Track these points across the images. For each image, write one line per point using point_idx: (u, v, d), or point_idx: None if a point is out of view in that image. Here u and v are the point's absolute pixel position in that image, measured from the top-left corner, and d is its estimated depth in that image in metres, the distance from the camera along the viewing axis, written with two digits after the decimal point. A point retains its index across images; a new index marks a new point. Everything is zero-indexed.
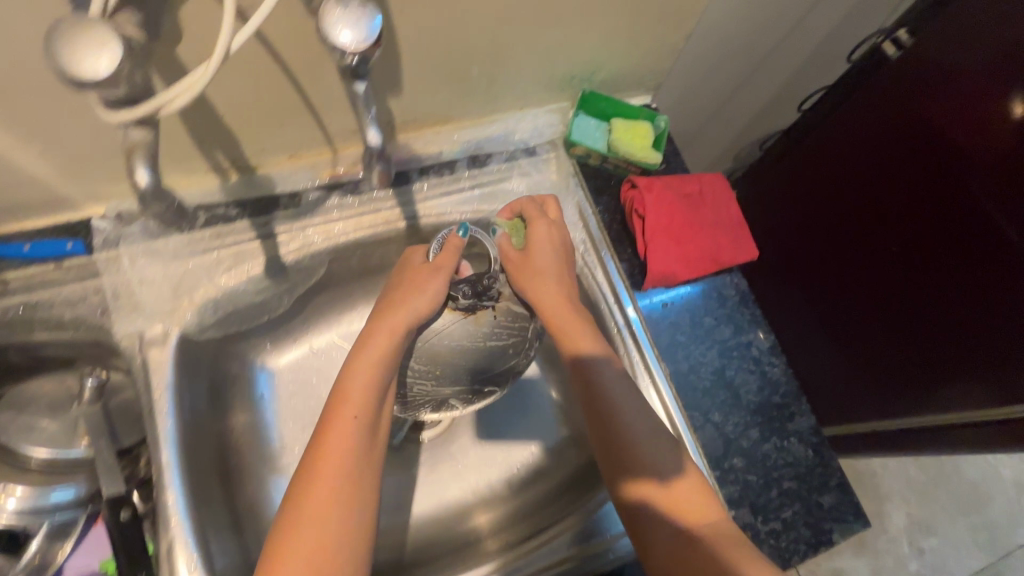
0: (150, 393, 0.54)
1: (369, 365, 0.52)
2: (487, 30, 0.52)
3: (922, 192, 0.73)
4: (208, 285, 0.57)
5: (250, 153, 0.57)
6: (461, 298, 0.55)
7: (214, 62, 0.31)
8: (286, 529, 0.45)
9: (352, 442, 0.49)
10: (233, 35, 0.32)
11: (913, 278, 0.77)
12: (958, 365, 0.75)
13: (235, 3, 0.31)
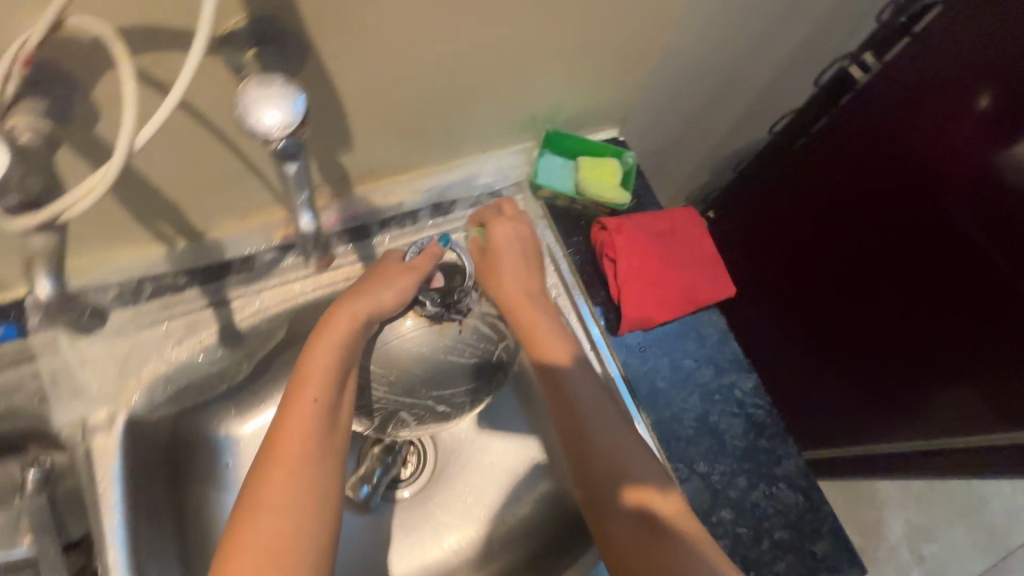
0: (95, 487, 0.50)
1: (329, 351, 0.48)
2: (436, 81, 0.49)
3: (909, 210, 0.71)
4: (156, 361, 0.54)
5: (197, 220, 0.54)
6: (428, 304, 0.51)
7: (114, 168, 0.28)
8: (242, 518, 0.43)
9: (311, 429, 0.46)
10: (136, 133, 0.29)
11: (901, 297, 0.74)
12: (941, 379, 0.73)
13: (135, 94, 0.28)
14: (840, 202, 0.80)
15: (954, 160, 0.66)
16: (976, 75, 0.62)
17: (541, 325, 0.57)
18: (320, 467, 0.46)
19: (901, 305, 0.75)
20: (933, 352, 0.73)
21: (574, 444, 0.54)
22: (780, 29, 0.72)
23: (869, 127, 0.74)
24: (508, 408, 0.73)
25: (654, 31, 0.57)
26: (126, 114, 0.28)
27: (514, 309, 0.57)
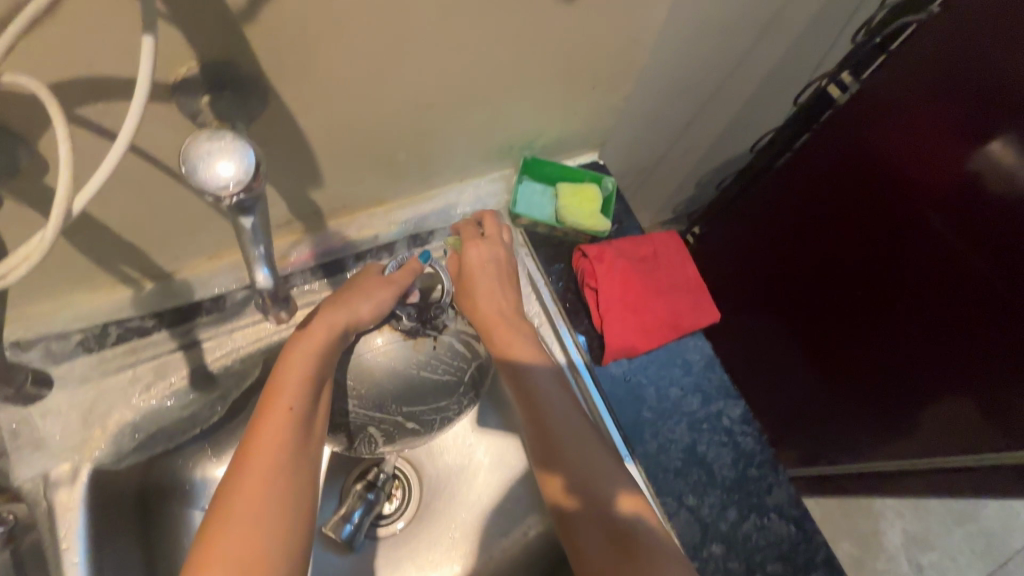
0: (56, 544, 0.47)
1: (305, 360, 0.49)
2: (405, 115, 0.48)
3: (889, 225, 0.72)
4: (124, 408, 0.52)
5: (163, 261, 0.52)
6: (405, 319, 0.53)
7: (50, 231, 0.27)
8: (211, 535, 0.41)
9: (284, 442, 0.46)
10: (75, 194, 0.27)
11: (890, 311, 0.75)
12: (934, 388, 0.73)
13: (72, 154, 0.26)
14: (825, 217, 0.80)
15: (923, 174, 0.66)
16: (949, 89, 0.61)
17: (513, 334, 0.57)
18: (292, 478, 0.45)
19: (891, 318, 0.75)
20: (926, 362, 0.73)
21: (549, 452, 0.52)
22: (756, 49, 0.72)
23: (842, 147, 0.74)
24: (494, 437, 0.71)
25: (628, 58, 0.56)
26: (61, 177, 0.26)
27: (484, 320, 0.58)
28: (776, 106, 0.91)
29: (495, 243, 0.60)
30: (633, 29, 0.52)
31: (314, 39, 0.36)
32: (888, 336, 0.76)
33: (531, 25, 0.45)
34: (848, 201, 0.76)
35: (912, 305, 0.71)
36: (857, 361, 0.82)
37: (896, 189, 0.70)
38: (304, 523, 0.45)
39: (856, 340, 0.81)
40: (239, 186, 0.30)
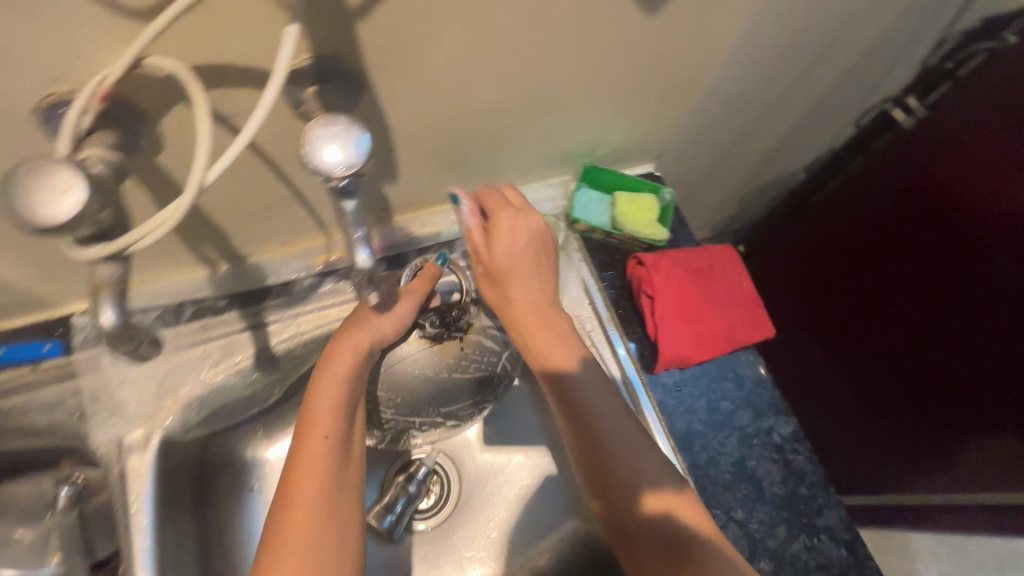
0: (127, 507, 0.50)
1: (336, 384, 0.51)
2: (481, 117, 0.50)
3: (935, 244, 0.70)
4: (193, 382, 0.54)
5: (241, 245, 0.54)
6: (428, 326, 0.57)
7: (186, 198, 0.29)
8: (269, 560, 0.43)
9: (325, 462, 0.48)
10: (208, 166, 0.29)
11: (935, 332, 0.72)
12: (975, 429, 0.71)
13: (209, 127, 0.29)
14: (871, 245, 0.79)
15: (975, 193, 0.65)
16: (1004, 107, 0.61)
17: (548, 336, 0.54)
18: (337, 504, 0.48)
19: (934, 339, 0.72)
20: (963, 397, 0.71)
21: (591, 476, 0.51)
22: (817, 70, 0.72)
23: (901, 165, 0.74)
24: (534, 438, 0.71)
25: (696, 73, 0.57)
26: (199, 151, 0.29)
27: (519, 322, 0.54)
28: (830, 129, 0.90)
29: (524, 217, 0.54)
30: (706, 45, 0.53)
31: (415, 38, 0.38)
32: (924, 371, 0.75)
33: (612, 35, 0.46)
34: (889, 232, 0.76)
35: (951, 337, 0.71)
36: (896, 392, 0.80)
37: (939, 220, 0.70)
38: (353, 548, 0.47)
39: (895, 373, 0.80)
40: (347, 170, 0.32)
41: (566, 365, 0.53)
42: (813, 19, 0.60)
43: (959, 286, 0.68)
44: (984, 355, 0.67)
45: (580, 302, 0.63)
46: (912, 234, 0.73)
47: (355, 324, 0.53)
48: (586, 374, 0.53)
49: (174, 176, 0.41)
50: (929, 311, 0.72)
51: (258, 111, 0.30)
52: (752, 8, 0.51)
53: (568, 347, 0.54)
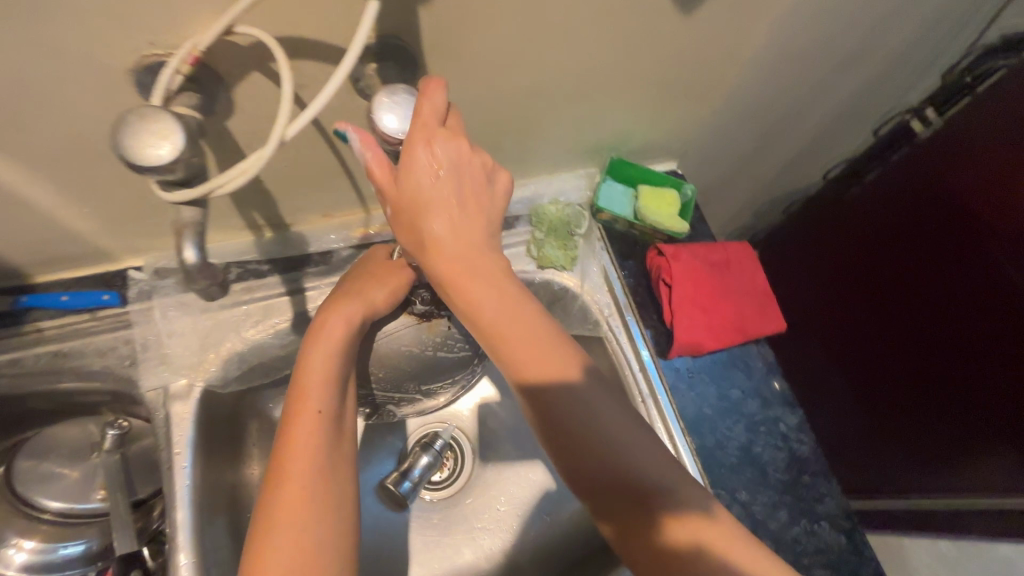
0: (171, 448, 0.53)
1: (326, 356, 0.48)
2: (520, 105, 0.54)
3: (950, 256, 0.72)
4: (234, 339, 0.58)
5: (286, 213, 0.58)
6: (419, 303, 0.59)
7: (270, 147, 0.34)
8: (259, 536, 0.40)
9: (318, 436, 0.44)
10: (289, 121, 0.35)
11: (948, 341, 0.74)
12: (983, 441, 0.72)
13: (291, 90, 0.34)
14: (889, 254, 0.81)
15: (988, 208, 0.67)
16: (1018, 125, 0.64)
17: (483, 284, 0.42)
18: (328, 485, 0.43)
19: (947, 348, 0.74)
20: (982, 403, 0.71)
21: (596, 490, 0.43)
22: (839, 80, 0.74)
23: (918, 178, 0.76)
24: None
25: (723, 73, 0.60)
26: (283, 108, 0.35)
27: (450, 270, 0.42)
28: (849, 140, 0.93)
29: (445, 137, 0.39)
30: (734, 48, 0.56)
31: (470, 25, 0.42)
32: (943, 376, 0.75)
33: (647, 30, 0.49)
34: (908, 240, 0.77)
35: (969, 342, 0.71)
36: (912, 399, 0.80)
37: (958, 227, 0.71)
38: (347, 530, 0.43)
39: (913, 380, 0.80)
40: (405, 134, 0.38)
41: (496, 320, 0.42)
42: (838, 28, 0.62)
43: (973, 297, 0.70)
44: (1003, 360, 0.68)
45: (600, 288, 0.66)
46: (926, 246, 0.75)
47: (348, 297, 0.51)
48: (518, 330, 0.42)
49: (238, 139, 0.45)
50: (944, 321, 0.74)
51: (337, 75, 0.36)
52: (779, 13, 0.54)
53: (506, 300, 0.43)
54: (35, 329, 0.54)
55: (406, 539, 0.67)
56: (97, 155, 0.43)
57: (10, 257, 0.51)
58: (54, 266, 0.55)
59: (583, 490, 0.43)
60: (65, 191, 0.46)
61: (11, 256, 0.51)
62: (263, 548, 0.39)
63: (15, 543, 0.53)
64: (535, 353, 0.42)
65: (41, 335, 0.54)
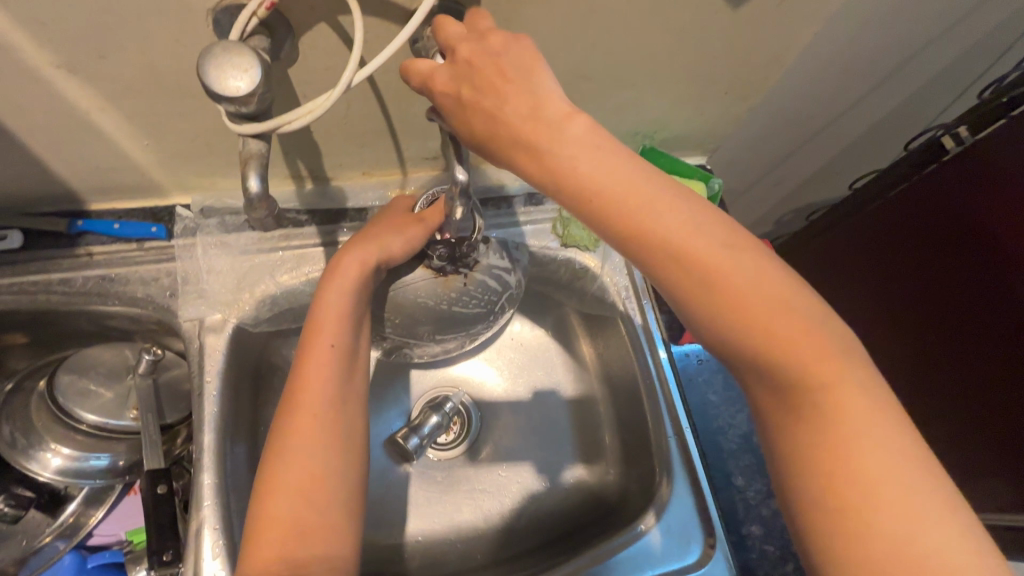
0: (202, 375, 0.56)
1: (341, 295, 0.50)
2: (565, 83, 0.56)
3: (973, 278, 0.72)
4: (269, 282, 0.61)
5: (327, 166, 0.60)
6: (436, 258, 0.56)
7: (338, 91, 0.37)
8: (272, 458, 0.43)
9: (329, 370, 0.47)
10: (356, 69, 0.38)
11: (959, 361, 0.74)
12: (975, 459, 0.73)
13: (363, 42, 0.37)
14: (903, 266, 0.82)
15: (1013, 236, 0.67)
16: None
17: (588, 150, 0.35)
18: (342, 414, 0.46)
19: (955, 368, 0.75)
20: (982, 415, 0.72)
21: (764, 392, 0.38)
22: (876, 93, 0.75)
23: (943, 196, 0.75)
24: (544, 389, 0.75)
25: (764, 72, 0.61)
26: (354, 57, 0.38)
27: (535, 139, 0.36)
28: (880, 155, 0.94)
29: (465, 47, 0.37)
30: (776, 47, 0.58)
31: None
32: (949, 390, 0.76)
33: (695, 19, 0.51)
34: (925, 254, 0.78)
35: (972, 356, 0.73)
36: (914, 410, 0.81)
37: (975, 244, 0.72)
38: (357, 460, 0.46)
39: (921, 391, 0.80)
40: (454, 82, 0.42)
41: (613, 186, 0.35)
42: (881, 39, 0.63)
43: (991, 321, 0.71)
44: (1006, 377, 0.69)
45: (619, 272, 0.70)
46: (951, 265, 0.75)
47: (367, 238, 0.52)
48: (660, 211, 0.36)
49: (297, 87, 0.47)
50: (957, 341, 0.75)
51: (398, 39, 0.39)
52: (825, 16, 0.55)
53: (614, 164, 0.36)
54: (86, 252, 0.57)
55: (408, 491, 0.69)
56: (167, 89, 0.45)
57: (72, 180, 0.54)
58: (109, 194, 0.58)
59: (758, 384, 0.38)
60: (130, 122, 0.48)
61: (72, 179, 0.54)
62: (277, 468, 0.43)
63: (54, 447, 0.57)
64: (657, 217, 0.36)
65: (92, 259, 0.57)
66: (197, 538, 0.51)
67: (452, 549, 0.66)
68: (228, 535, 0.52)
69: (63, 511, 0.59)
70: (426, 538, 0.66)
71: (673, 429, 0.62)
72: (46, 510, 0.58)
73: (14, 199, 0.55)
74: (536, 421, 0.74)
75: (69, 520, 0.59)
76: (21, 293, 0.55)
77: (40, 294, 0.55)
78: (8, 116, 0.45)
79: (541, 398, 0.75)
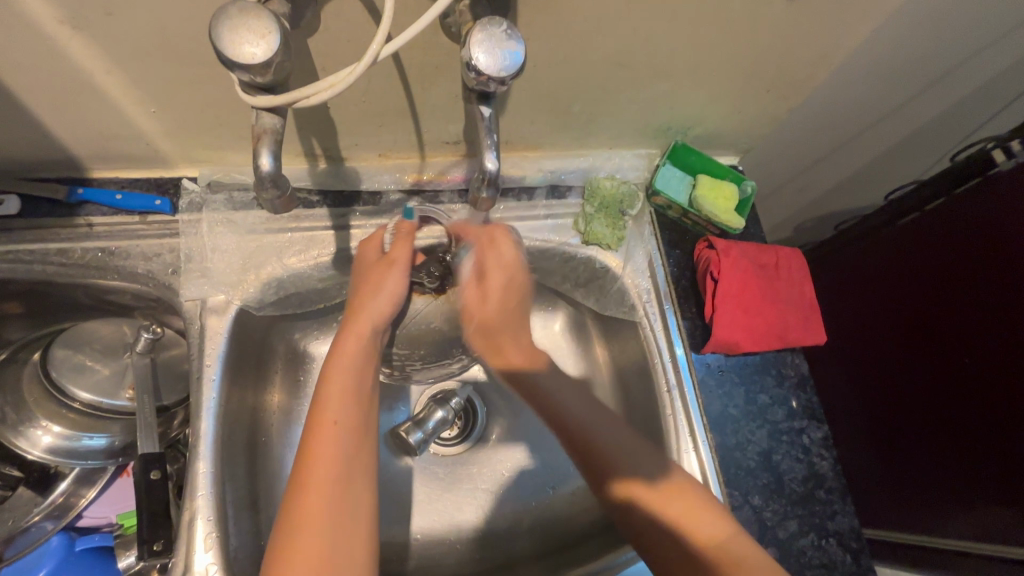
0: (202, 359, 0.54)
1: (345, 374, 0.48)
2: (600, 71, 0.53)
3: (982, 328, 0.70)
4: (276, 264, 0.58)
5: (343, 146, 0.57)
6: (427, 283, 0.63)
7: (363, 64, 0.35)
8: (299, 486, 0.43)
9: (346, 415, 0.46)
10: (383, 41, 0.35)
11: (963, 409, 0.74)
12: (983, 496, 0.73)
13: (392, 11, 0.34)
14: (922, 304, 0.78)
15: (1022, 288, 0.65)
16: None
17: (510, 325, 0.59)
18: (360, 443, 0.46)
19: (957, 415, 0.75)
20: (996, 471, 0.70)
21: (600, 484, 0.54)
22: (922, 100, 0.71)
23: (966, 234, 0.72)
24: None
25: (813, 70, 0.57)
26: (382, 26, 0.34)
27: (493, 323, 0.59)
28: (919, 165, 0.89)
29: (494, 249, 0.57)
30: (831, 43, 0.54)
31: None
32: (960, 441, 0.74)
33: (748, 9, 0.47)
34: (935, 303, 0.76)
35: (987, 411, 0.71)
36: (928, 451, 0.79)
37: (986, 296, 0.69)
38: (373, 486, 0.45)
39: (935, 438, 0.78)
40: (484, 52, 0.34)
41: (519, 350, 0.58)
42: (940, 44, 0.59)
43: (994, 375, 0.69)
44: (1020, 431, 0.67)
45: (641, 274, 0.66)
46: (964, 312, 0.72)
47: (360, 308, 0.52)
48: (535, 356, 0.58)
49: (316, 60, 0.44)
50: (965, 389, 0.73)
51: (429, 13, 0.36)
52: (885, 13, 0.51)
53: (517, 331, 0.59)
54: (86, 222, 0.54)
55: (411, 489, 0.66)
56: (177, 54, 0.42)
57: (74, 146, 0.51)
58: (113, 162, 0.55)
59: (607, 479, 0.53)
60: (136, 87, 0.45)
61: (74, 145, 0.51)
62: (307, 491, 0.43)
63: (45, 425, 0.55)
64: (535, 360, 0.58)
65: (92, 229, 0.54)
66: (189, 528, 0.49)
67: (451, 550, 0.64)
68: (222, 526, 0.50)
69: (53, 491, 0.57)
70: (425, 536, 0.64)
71: (691, 444, 0.59)
72: (35, 488, 0.56)
73: (13, 162, 0.52)
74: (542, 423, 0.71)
75: (58, 501, 0.57)
76: (16, 261, 0.52)
77: (36, 264, 0.53)
78: (8, 74, 0.42)
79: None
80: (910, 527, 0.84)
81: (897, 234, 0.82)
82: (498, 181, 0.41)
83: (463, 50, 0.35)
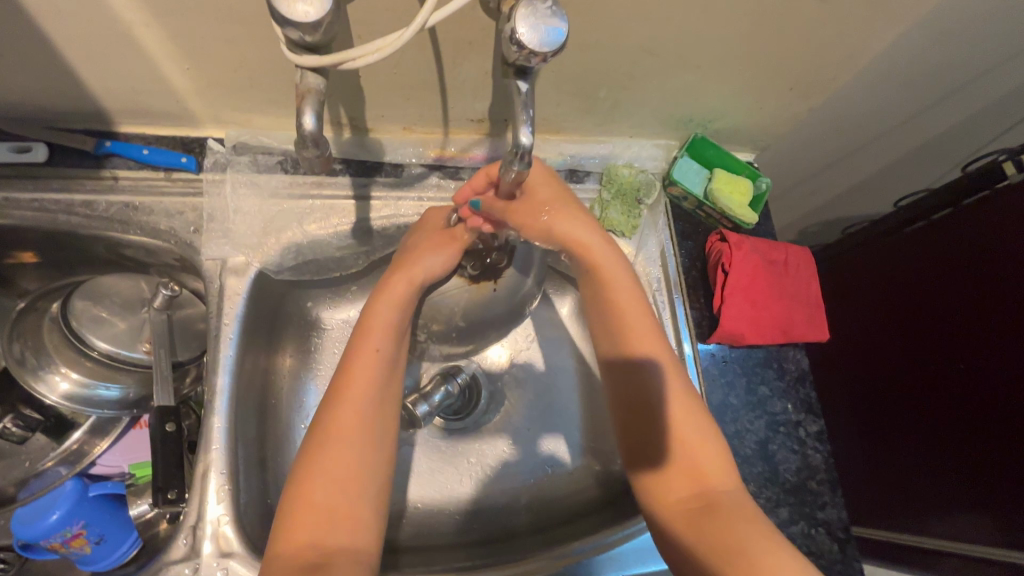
0: (220, 316, 0.55)
1: (391, 307, 0.51)
2: (630, 59, 0.53)
3: (975, 342, 0.72)
4: (296, 230, 0.59)
5: (368, 117, 0.57)
6: (470, 269, 0.56)
7: (412, 32, 0.36)
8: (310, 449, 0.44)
9: (374, 373, 0.48)
10: (432, 13, 0.37)
11: (953, 419, 0.76)
12: (965, 501, 0.75)
13: None
14: (923, 311, 0.80)
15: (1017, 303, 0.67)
16: None
17: (615, 277, 0.55)
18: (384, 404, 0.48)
19: (948, 424, 0.77)
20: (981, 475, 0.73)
21: (630, 445, 0.52)
22: (939, 109, 0.72)
23: (969, 248, 0.73)
24: (559, 371, 0.74)
25: (836, 72, 0.58)
26: None
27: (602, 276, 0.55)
28: (930, 175, 0.91)
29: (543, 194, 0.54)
30: (855, 47, 0.55)
31: None
32: (954, 446, 0.76)
33: (780, 5, 0.48)
34: (936, 316, 0.78)
35: (988, 426, 0.71)
36: (918, 456, 0.81)
37: (987, 302, 0.71)
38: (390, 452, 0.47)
39: (925, 444, 0.80)
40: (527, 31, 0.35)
41: (623, 305, 0.54)
42: (964, 53, 0.60)
43: (985, 386, 0.71)
44: (1011, 433, 0.69)
45: (653, 262, 0.67)
46: (959, 325, 0.75)
47: (413, 254, 0.54)
48: (636, 319, 0.54)
49: (354, 26, 0.44)
50: (957, 400, 0.75)
51: None
52: (914, 17, 0.52)
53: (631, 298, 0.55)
54: (111, 176, 0.55)
55: (415, 458, 0.68)
56: (218, 12, 0.43)
57: (104, 98, 0.52)
58: (140, 118, 0.55)
59: (634, 440, 0.52)
60: (173, 43, 0.46)
61: (104, 97, 0.52)
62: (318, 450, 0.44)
63: (63, 371, 0.56)
64: (636, 322, 0.54)
65: (116, 183, 0.55)
66: (202, 479, 0.50)
67: (450, 521, 0.65)
68: (234, 479, 0.51)
69: (68, 437, 0.59)
70: (425, 505, 0.66)
71: None
72: (51, 434, 0.58)
73: (40, 111, 0.53)
74: (542, 404, 0.73)
75: (74, 447, 0.59)
76: (41, 210, 0.53)
77: (61, 214, 0.53)
78: (49, 21, 0.43)
79: (550, 378, 0.74)
80: (896, 526, 0.87)
81: (900, 245, 0.84)
82: (531, 156, 0.41)
83: (506, 25, 0.36)
